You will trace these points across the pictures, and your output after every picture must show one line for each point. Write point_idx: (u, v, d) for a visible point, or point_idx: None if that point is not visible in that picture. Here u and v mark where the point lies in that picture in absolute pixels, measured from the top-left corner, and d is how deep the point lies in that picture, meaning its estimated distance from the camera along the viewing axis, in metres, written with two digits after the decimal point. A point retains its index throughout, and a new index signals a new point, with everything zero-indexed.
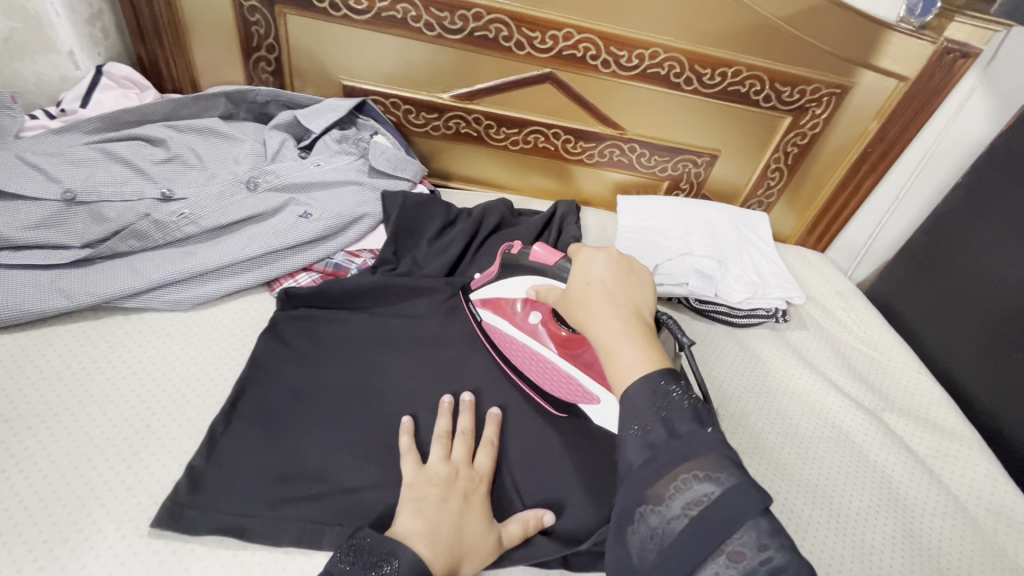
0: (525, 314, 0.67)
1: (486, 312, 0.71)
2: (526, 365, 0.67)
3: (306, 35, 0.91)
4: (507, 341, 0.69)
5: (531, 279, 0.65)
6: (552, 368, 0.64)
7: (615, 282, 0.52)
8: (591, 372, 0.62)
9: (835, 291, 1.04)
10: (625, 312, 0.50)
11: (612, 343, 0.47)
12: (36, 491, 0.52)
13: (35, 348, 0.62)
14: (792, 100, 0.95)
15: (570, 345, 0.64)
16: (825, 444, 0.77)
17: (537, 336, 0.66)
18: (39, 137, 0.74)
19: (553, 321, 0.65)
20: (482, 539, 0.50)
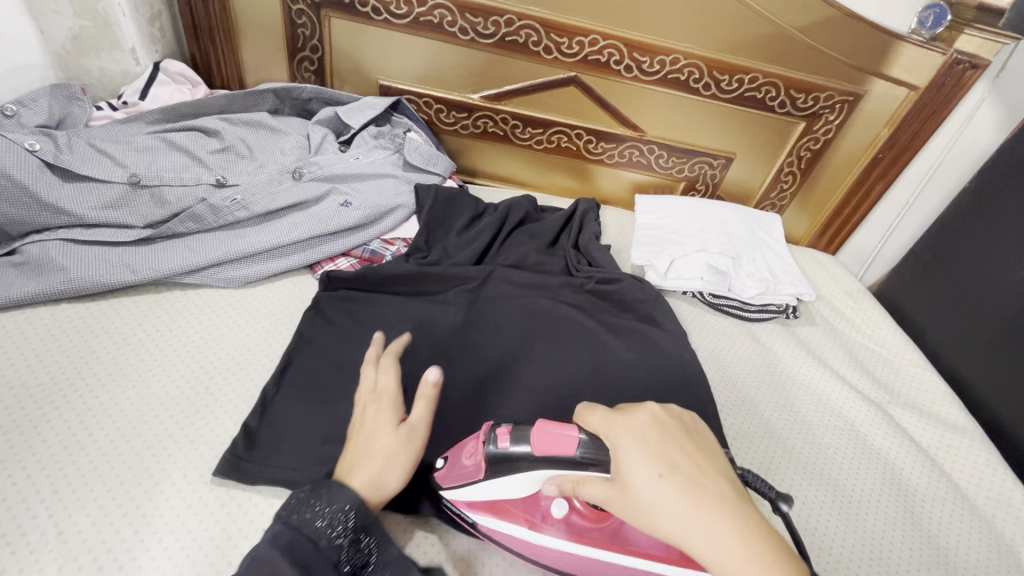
0: (537, 512, 0.55)
1: (480, 519, 0.56)
2: (564, 566, 0.54)
3: (347, 37, 0.97)
4: (527, 547, 0.55)
5: (541, 478, 0.50)
6: (601, 564, 0.53)
7: (691, 465, 0.40)
8: (642, 549, 0.52)
9: (845, 291, 1.07)
10: (733, 515, 0.38)
11: (737, 573, 0.36)
12: (110, 439, 0.57)
13: (105, 317, 0.68)
14: (806, 107, 1.00)
15: (601, 526, 0.54)
16: (833, 433, 0.80)
17: (564, 535, 0.53)
18: (106, 126, 0.81)
19: (577, 511, 0.54)
20: (396, 447, 0.47)
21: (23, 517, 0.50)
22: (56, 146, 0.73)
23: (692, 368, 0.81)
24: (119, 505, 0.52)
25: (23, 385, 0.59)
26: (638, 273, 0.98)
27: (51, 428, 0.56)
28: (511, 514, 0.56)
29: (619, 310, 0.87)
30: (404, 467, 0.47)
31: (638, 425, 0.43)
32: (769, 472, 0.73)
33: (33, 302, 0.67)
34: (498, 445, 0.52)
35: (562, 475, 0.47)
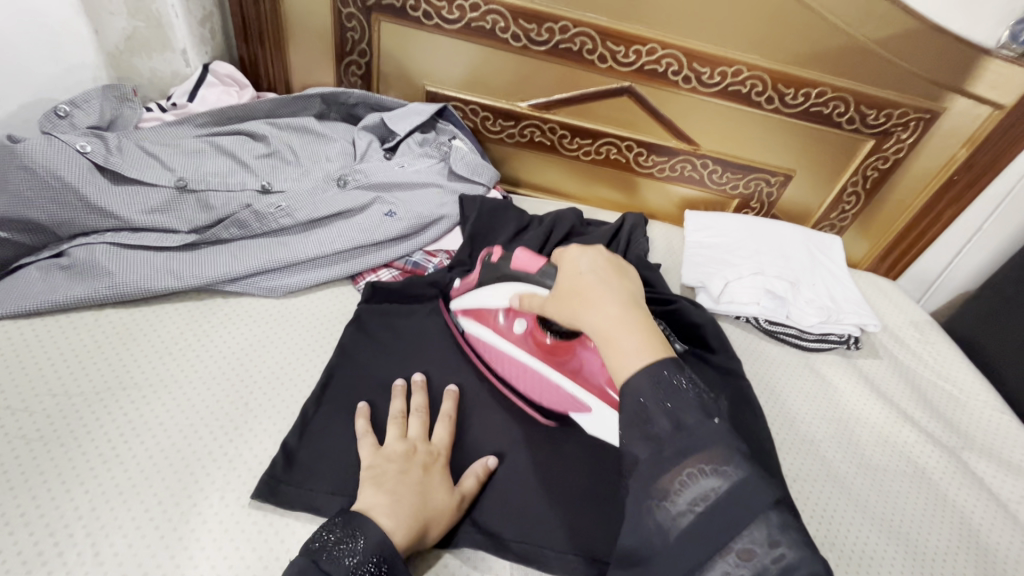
0: (509, 323, 0.67)
1: (466, 320, 0.71)
2: (512, 373, 0.67)
3: (396, 41, 0.95)
4: (495, 353, 0.68)
5: (513, 288, 0.63)
6: (539, 379, 0.65)
7: (604, 271, 0.50)
8: (576, 379, 0.63)
9: (910, 321, 1.00)
10: (624, 302, 0.47)
11: (610, 334, 0.45)
12: (150, 455, 0.55)
13: (148, 324, 0.67)
14: (876, 124, 0.93)
15: (557, 354, 0.64)
16: (901, 479, 0.74)
17: (523, 345, 0.66)
18: (155, 128, 0.80)
19: (538, 329, 0.65)
20: (441, 506, 0.52)
21: (61, 535, 0.48)
22: (106, 148, 0.72)
23: (749, 400, 0.75)
24: (155, 527, 0.50)
25: (66, 393, 0.58)
26: (688, 293, 0.94)
27: (92, 441, 0.55)
28: (491, 321, 0.68)
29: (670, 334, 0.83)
30: (436, 528, 0.51)
31: (575, 249, 0.55)
32: (834, 520, 0.67)
33: (79, 306, 0.67)
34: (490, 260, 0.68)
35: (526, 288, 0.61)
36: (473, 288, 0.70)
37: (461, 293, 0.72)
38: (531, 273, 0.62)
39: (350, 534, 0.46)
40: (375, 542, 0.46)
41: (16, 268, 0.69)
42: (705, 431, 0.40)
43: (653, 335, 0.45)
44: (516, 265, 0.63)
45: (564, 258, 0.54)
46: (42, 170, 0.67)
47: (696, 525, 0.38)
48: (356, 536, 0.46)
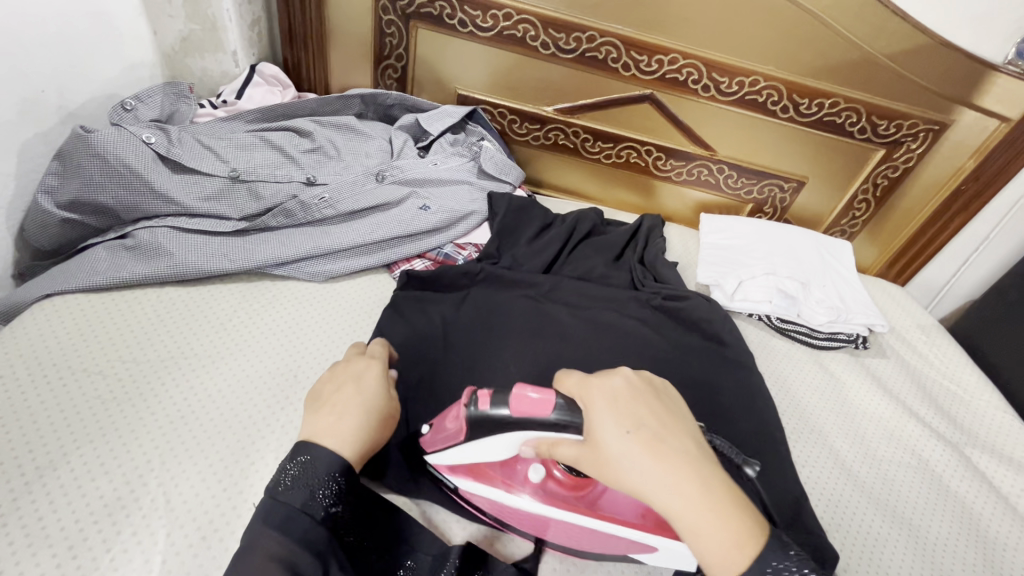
0: (515, 474, 0.57)
1: (460, 480, 0.59)
2: (541, 531, 0.56)
3: (432, 47, 1.01)
4: (511, 514, 0.57)
5: (520, 435, 0.52)
6: (574, 530, 0.54)
7: (659, 424, 0.46)
8: (613, 516, 0.53)
9: (917, 324, 1.04)
10: (693, 470, 0.44)
11: (690, 517, 0.42)
12: (212, 417, 0.60)
13: (204, 302, 0.73)
14: (887, 134, 0.98)
15: (582, 492, 0.56)
16: (905, 470, 0.78)
17: (539, 496, 0.55)
18: (209, 123, 0.86)
19: (554, 470, 0.57)
20: (383, 409, 0.54)
21: (136, 485, 0.53)
22: (167, 139, 0.78)
23: (759, 392, 0.80)
24: (219, 482, 0.55)
25: (134, 361, 0.64)
26: (703, 291, 0.98)
27: (160, 404, 0.60)
28: (491, 478, 0.57)
29: (685, 328, 0.87)
30: (384, 428, 0.54)
31: (613, 388, 0.48)
32: (840, 504, 0.71)
33: (142, 283, 0.72)
34: (477, 405, 0.53)
35: (540, 435, 0.50)
36: (459, 444, 0.56)
37: (440, 450, 0.58)
38: (540, 419, 0.50)
39: (296, 459, 0.48)
40: (324, 465, 0.47)
41: (86, 248, 0.76)
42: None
43: (729, 514, 0.42)
44: (518, 409, 0.50)
45: (601, 413, 0.46)
46: (113, 158, 0.73)
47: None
48: (303, 459, 0.48)
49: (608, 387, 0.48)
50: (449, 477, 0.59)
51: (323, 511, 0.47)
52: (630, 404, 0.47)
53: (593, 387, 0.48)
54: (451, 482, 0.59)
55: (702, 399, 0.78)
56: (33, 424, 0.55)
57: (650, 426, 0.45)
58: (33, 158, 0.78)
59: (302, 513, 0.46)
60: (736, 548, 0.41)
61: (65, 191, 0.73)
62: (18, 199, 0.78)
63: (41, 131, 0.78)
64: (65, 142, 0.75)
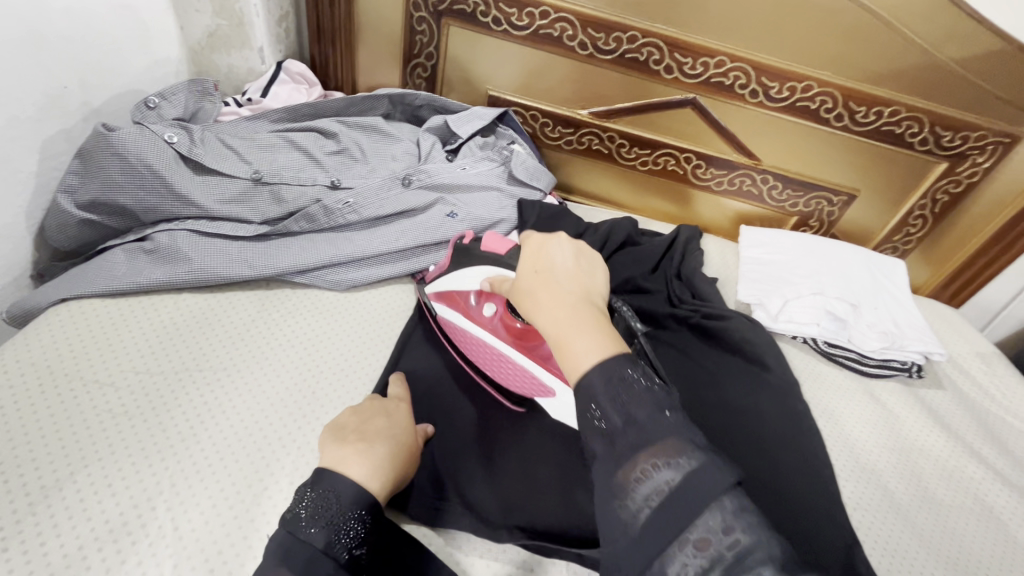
0: (480, 308, 0.68)
1: (439, 304, 0.72)
2: (480, 355, 0.68)
3: (463, 45, 0.97)
4: (464, 333, 0.69)
5: (482, 272, 0.65)
6: (505, 361, 0.65)
7: (563, 270, 0.49)
8: (546, 362, 0.64)
9: (975, 352, 0.96)
10: (579, 302, 0.46)
11: (560, 334, 0.43)
12: (226, 436, 0.57)
13: (222, 310, 0.70)
14: (951, 146, 0.90)
15: (525, 337, 0.65)
16: (968, 517, 0.71)
17: (492, 329, 0.67)
18: (234, 123, 0.83)
19: (508, 313, 0.66)
20: (409, 446, 0.55)
21: (144, 509, 0.50)
22: (190, 140, 0.76)
23: (807, 426, 0.74)
24: (231, 509, 0.52)
25: (149, 371, 0.61)
26: (743, 310, 0.92)
27: (172, 418, 0.57)
28: (460, 303, 0.70)
29: (726, 350, 0.82)
30: (408, 461, 0.54)
31: (543, 241, 0.52)
32: (896, 553, 0.65)
33: (160, 289, 0.70)
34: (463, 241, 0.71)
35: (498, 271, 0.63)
36: (446, 272, 0.71)
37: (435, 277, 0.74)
38: (498, 253, 0.64)
39: (317, 489, 0.46)
40: (352, 501, 0.45)
41: (104, 250, 0.73)
42: (658, 424, 0.38)
43: (605, 338, 0.43)
44: (486, 246, 0.66)
45: (525, 258, 0.51)
46: (133, 158, 0.70)
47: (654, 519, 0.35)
48: (331, 492, 0.45)
49: (539, 238, 0.52)
50: (432, 299, 0.74)
51: (348, 553, 0.44)
52: (551, 254, 0.51)
53: (525, 242, 0.52)
54: (432, 303, 0.74)
55: (744, 429, 0.72)
56: (39, 439, 0.53)
57: (555, 269, 0.49)
58: (55, 155, 0.76)
59: (324, 556, 0.42)
60: (591, 359, 0.41)
61: (85, 191, 0.71)
62: (39, 197, 0.76)
63: (63, 127, 0.76)
64: (87, 141, 0.72)
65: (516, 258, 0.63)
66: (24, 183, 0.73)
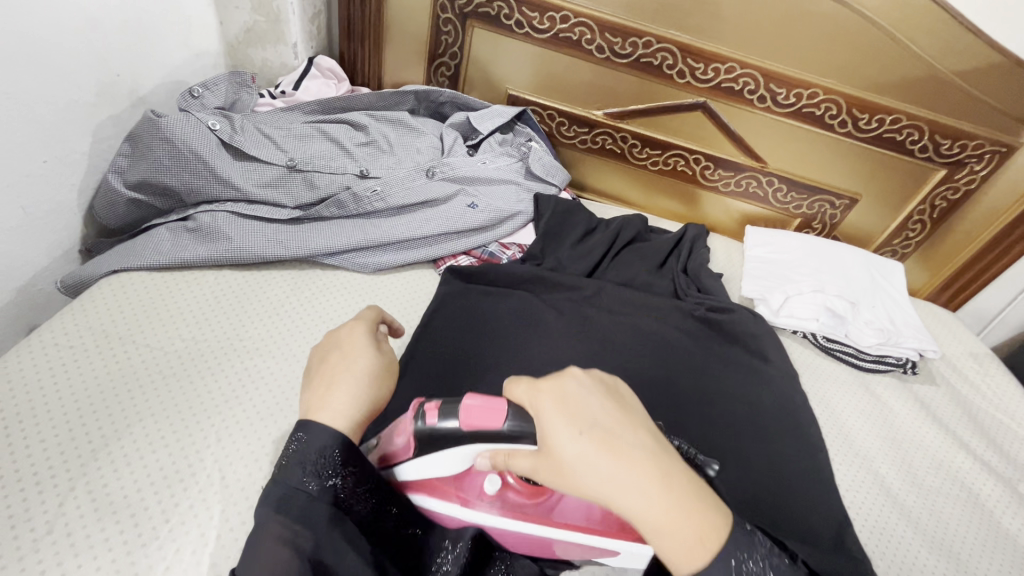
0: (472, 487, 0.55)
1: (417, 498, 0.56)
2: (501, 536, 0.57)
3: (486, 46, 1.02)
4: (471, 526, 0.56)
5: (474, 451, 0.48)
6: (536, 535, 0.55)
7: (614, 423, 0.42)
8: (576, 523, 0.54)
9: (969, 352, 1.00)
10: (655, 466, 0.40)
11: (655, 521, 0.39)
12: (264, 400, 0.62)
13: (259, 287, 0.75)
14: (950, 154, 0.95)
15: (541, 504, 0.55)
16: (954, 502, 0.75)
17: (498, 509, 0.55)
18: (270, 114, 0.88)
19: (512, 487, 0.55)
20: (382, 370, 0.51)
21: (193, 459, 0.55)
22: (232, 128, 0.81)
23: (804, 412, 0.78)
24: (272, 461, 0.57)
25: (193, 340, 0.66)
26: (747, 305, 0.97)
27: (215, 383, 0.62)
28: (449, 493, 0.55)
29: (729, 341, 0.86)
30: (382, 391, 0.51)
31: (566, 387, 0.44)
32: (885, 532, 0.70)
33: (202, 265, 0.75)
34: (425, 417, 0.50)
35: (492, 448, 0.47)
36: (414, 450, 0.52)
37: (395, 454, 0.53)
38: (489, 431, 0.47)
39: (291, 436, 0.46)
40: (319, 446, 0.45)
41: (149, 228, 0.79)
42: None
43: (698, 506, 0.40)
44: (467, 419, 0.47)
45: (556, 421, 0.42)
46: (179, 143, 0.75)
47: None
48: (298, 437, 0.46)
49: (557, 386, 0.44)
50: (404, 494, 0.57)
51: (321, 485, 0.46)
52: (588, 405, 0.43)
53: (538, 397, 0.43)
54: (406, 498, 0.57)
55: (744, 413, 0.77)
56: (97, 396, 0.58)
57: (608, 426, 0.41)
58: (105, 139, 0.81)
59: (299, 491, 0.45)
60: (700, 544, 0.39)
61: (133, 172, 0.76)
62: (89, 177, 0.81)
63: (113, 113, 0.81)
64: (136, 126, 0.78)
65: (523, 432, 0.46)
66: (77, 164, 0.78)
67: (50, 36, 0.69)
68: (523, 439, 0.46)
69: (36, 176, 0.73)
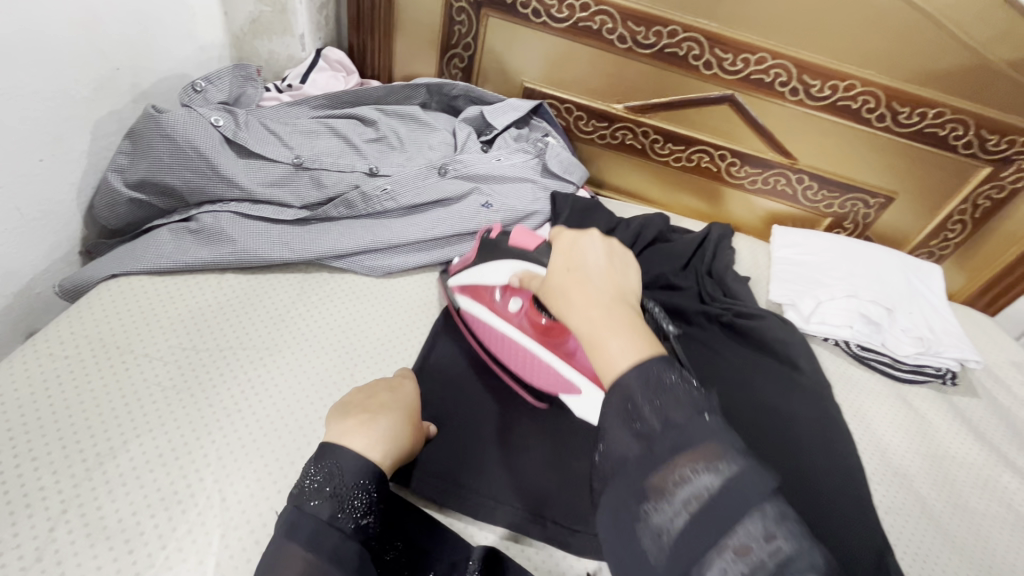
0: (505, 302, 0.69)
1: (462, 298, 0.72)
2: (504, 351, 0.68)
3: (501, 36, 0.97)
4: (488, 330, 0.70)
5: (510, 267, 0.62)
6: (531, 356, 0.66)
7: (596, 267, 0.48)
8: (572, 360, 0.63)
9: (1011, 361, 0.95)
10: (614, 300, 0.45)
11: (596, 334, 0.43)
12: (268, 415, 0.58)
13: (264, 292, 0.72)
14: (996, 150, 0.89)
15: (550, 334, 0.66)
16: (1001, 525, 0.70)
17: (517, 325, 0.67)
18: (277, 108, 0.85)
19: (532, 308, 0.66)
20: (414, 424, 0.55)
21: (192, 479, 0.52)
22: (235, 123, 0.77)
23: (839, 427, 0.73)
24: (276, 481, 0.53)
25: (195, 348, 0.63)
26: (775, 310, 0.92)
27: (217, 395, 0.59)
28: (486, 299, 0.70)
29: (757, 349, 0.81)
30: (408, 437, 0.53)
31: (575, 239, 0.51)
32: (927, 559, 0.65)
33: (205, 269, 0.71)
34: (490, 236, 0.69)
35: (523, 265, 0.61)
36: (469, 265, 0.71)
37: (457, 269, 0.73)
38: (529, 251, 0.61)
39: (322, 465, 0.46)
40: (354, 477, 0.45)
41: (150, 229, 0.76)
42: (697, 428, 0.37)
43: (641, 337, 0.42)
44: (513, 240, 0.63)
45: (559, 255, 0.51)
46: (182, 140, 0.72)
47: (692, 528, 0.35)
48: (331, 465, 0.45)
49: (572, 234, 0.51)
50: (455, 293, 0.74)
51: (356, 524, 0.44)
52: (584, 253, 0.49)
53: (557, 235, 0.52)
54: (456, 297, 0.74)
55: (774, 428, 0.72)
56: (93, 410, 0.55)
57: (589, 267, 0.48)
58: (105, 135, 0.78)
59: (330, 528, 0.43)
60: (626, 360, 0.41)
61: (134, 171, 0.73)
62: (89, 176, 0.78)
63: (113, 108, 0.78)
64: (137, 122, 0.74)
65: (546, 253, 0.59)
66: (76, 162, 0.75)
67: (46, 28, 0.66)
68: (541, 262, 0.58)
69: (33, 175, 0.70)
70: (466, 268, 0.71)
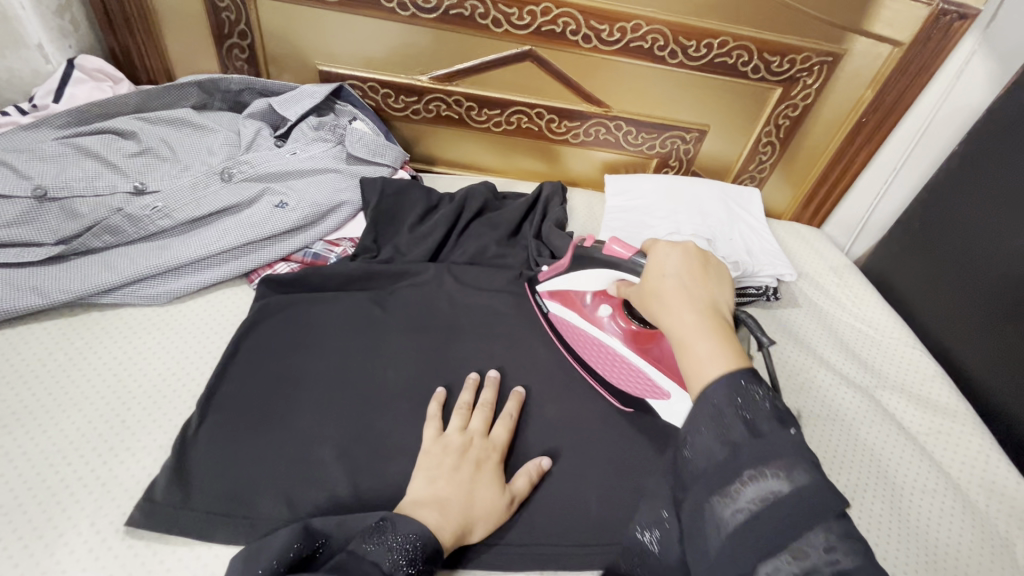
0: (595, 307, 0.69)
1: (553, 304, 0.72)
2: (592, 354, 0.69)
3: (277, 19, 0.89)
4: (582, 335, 0.70)
5: (607, 274, 0.64)
6: (623, 362, 0.66)
7: (693, 276, 0.50)
8: (661, 364, 0.63)
9: (829, 267, 1.01)
10: (708, 308, 0.47)
11: (684, 335, 0.45)
12: (13, 489, 0.52)
13: (12, 348, 0.63)
14: (781, 71, 0.93)
15: (641, 340, 0.65)
16: (816, 423, 0.75)
17: (609, 332, 0.67)
18: (8, 134, 0.74)
19: (623, 314, 0.67)
20: (493, 506, 0.53)
21: None
22: None
23: None
24: (17, 565, 0.48)
25: None
26: None
27: None
28: (578, 304, 0.70)
29: None
30: (490, 518, 0.53)
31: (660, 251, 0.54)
32: None
33: None
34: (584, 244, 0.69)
35: (622, 273, 0.61)
36: (561, 273, 0.70)
37: (547, 275, 0.73)
38: (624, 263, 0.60)
39: (411, 542, 0.46)
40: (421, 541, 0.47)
41: None
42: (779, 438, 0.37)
43: (731, 345, 0.43)
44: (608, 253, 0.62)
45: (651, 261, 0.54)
46: None
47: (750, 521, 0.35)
48: (413, 540, 0.46)
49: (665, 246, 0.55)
50: (544, 298, 0.74)
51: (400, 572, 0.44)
52: (668, 266, 0.52)
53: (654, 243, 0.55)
54: (545, 302, 0.74)
55: None
56: None
57: (681, 276, 0.50)
58: None
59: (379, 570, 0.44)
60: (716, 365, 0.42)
61: None
62: None
63: None
64: None
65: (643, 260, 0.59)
66: None
67: None
68: (637, 272, 0.58)
69: None
70: (557, 274, 0.71)
